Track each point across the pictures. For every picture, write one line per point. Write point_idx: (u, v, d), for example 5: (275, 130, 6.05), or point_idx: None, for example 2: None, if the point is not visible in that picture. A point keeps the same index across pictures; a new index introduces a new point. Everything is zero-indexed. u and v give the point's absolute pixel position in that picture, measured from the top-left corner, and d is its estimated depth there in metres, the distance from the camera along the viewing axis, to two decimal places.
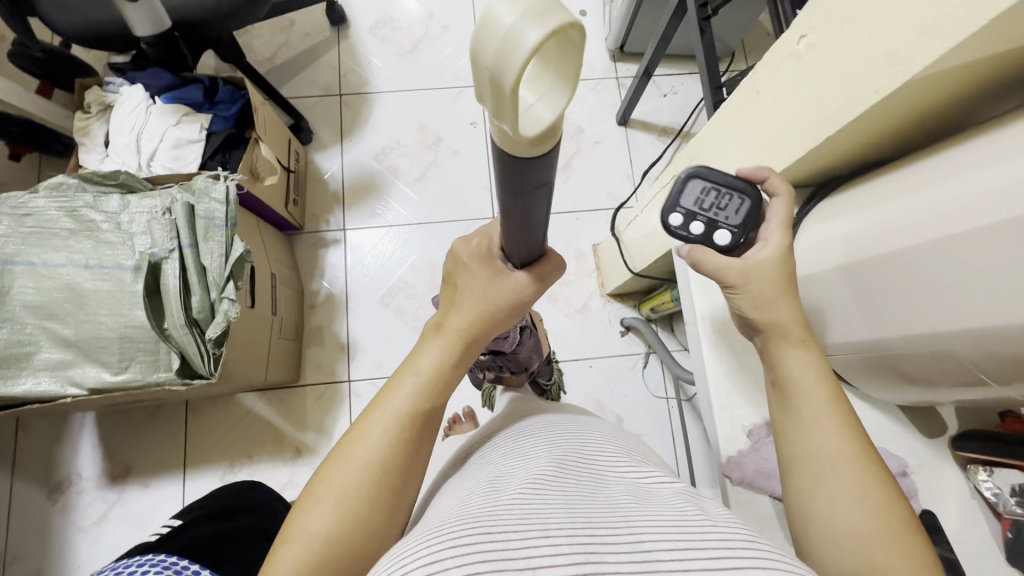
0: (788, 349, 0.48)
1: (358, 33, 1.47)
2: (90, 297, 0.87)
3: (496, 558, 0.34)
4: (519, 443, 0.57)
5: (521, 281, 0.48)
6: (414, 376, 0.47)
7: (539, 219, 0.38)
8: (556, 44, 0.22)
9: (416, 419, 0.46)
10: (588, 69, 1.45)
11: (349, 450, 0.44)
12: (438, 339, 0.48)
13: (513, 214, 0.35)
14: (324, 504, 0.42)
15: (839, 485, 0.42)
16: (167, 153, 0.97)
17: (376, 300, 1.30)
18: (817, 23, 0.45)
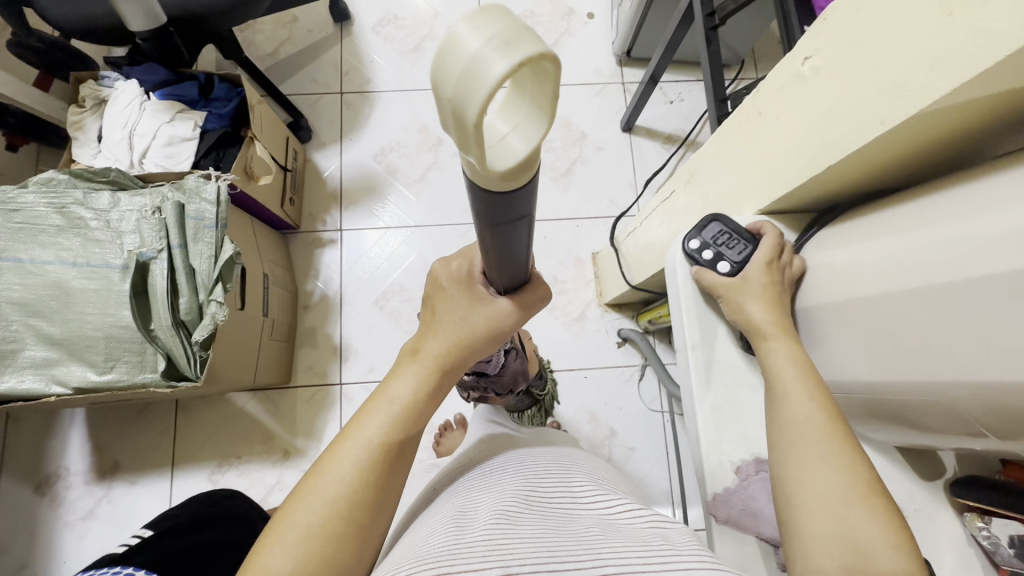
0: (773, 341, 0.49)
1: (362, 30, 1.44)
2: (77, 295, 0.86)
3: None
4: (489, 479, 0.55)
5: (502, 308, 0.46)
6: (387, 405, 0.45)
7: (520, 249, 0.35)
8: (532, 70, 0.20)
9: (388, 450, 0.44)
10: (593, 73, 1.43)
11: (315, 484, 0.42)
12: (414, 367, 0.46)
13: (492, 245, 0.33)
14: (286, 543, 0.40)
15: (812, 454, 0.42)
16: (159, 150, 0.96)
17: (371, 303, 1.29)
18: (823, 45, 0.43)
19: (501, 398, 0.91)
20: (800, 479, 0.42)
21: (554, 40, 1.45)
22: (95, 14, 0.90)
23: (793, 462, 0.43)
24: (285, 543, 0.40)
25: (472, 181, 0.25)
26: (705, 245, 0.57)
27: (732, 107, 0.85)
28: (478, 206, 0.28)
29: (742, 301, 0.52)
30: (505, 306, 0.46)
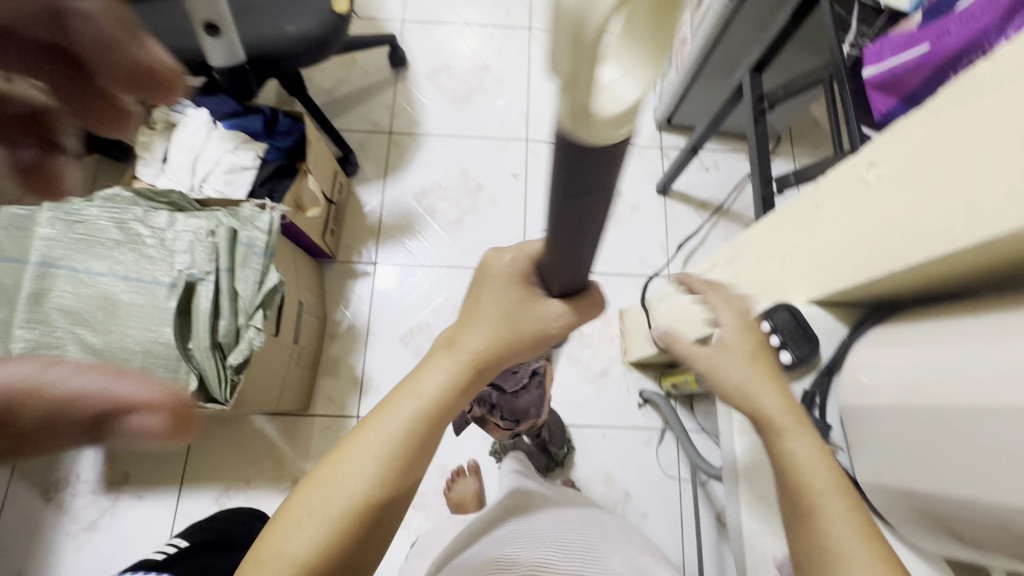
0: (789, 437, 0.47)
1: (416, 76, 1.52)
2: (122, 308, 0.88)
3: None
4: (532, 534, 0.58)
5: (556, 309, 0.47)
6: (414, 400, 0.45)
7: (589, 234, 0.35)
8: (652, 3, 0.19)
9: (406, 450, 0.45)
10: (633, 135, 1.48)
11: (333, 473, 0.43)
12: (446, 361, 0.47)
13: (566, 224, 0.32)
14: (293, 536, 0.41)
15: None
16: (220, 176, 1.00)
17: (397, 338, 1.30)
18: (889, 156, 0.45)
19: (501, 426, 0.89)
20: None
21: None
22: (178, 47, 0.96)
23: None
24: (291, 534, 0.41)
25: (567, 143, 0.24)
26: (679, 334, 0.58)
27: (778, 188, 0.87)
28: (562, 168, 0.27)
29: (730, 369, 0.52)
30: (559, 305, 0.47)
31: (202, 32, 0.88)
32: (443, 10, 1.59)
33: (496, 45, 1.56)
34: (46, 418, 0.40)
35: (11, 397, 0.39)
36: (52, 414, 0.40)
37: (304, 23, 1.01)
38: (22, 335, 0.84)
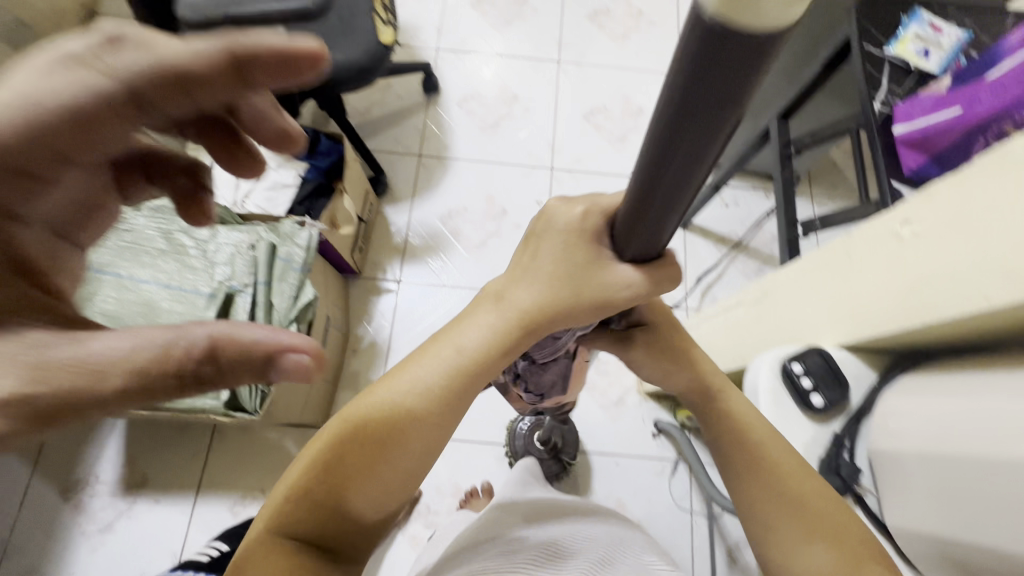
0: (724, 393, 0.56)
1: (447, 103, 1.57)
2: (162, 315, 0.91)
3: None
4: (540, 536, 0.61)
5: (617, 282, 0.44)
6: (454, 352, 0.47)
7: (687, 189, 0.29)
8: None
9: (438, 401, 0.47)
10: None
11: (368, 408, 0.47)
12: (489, 317, 0.47)
13: (667, 161, 0.26)
14: (313, 464, 0.48)
15: (791, 530, 0.50)
16: (262, 193, 1.04)
17: None
18: (924, 214, 0.48)
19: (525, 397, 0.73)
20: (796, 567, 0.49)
21: (620, 135, 1.56)
22: None
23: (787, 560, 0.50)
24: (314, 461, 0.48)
25: (710, 25, 0.18)
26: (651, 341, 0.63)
27: (803, 232, 0.90)
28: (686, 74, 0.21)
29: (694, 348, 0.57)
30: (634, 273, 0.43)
31: None
32: (476, 40, 1.65)
33: (526, 76, 1.62)
34: (236, 362, 0.38)
35: (211, 341, 0.38)
36: (244, 359, 0.38)
37: (350, 51, 1.06)
38: None
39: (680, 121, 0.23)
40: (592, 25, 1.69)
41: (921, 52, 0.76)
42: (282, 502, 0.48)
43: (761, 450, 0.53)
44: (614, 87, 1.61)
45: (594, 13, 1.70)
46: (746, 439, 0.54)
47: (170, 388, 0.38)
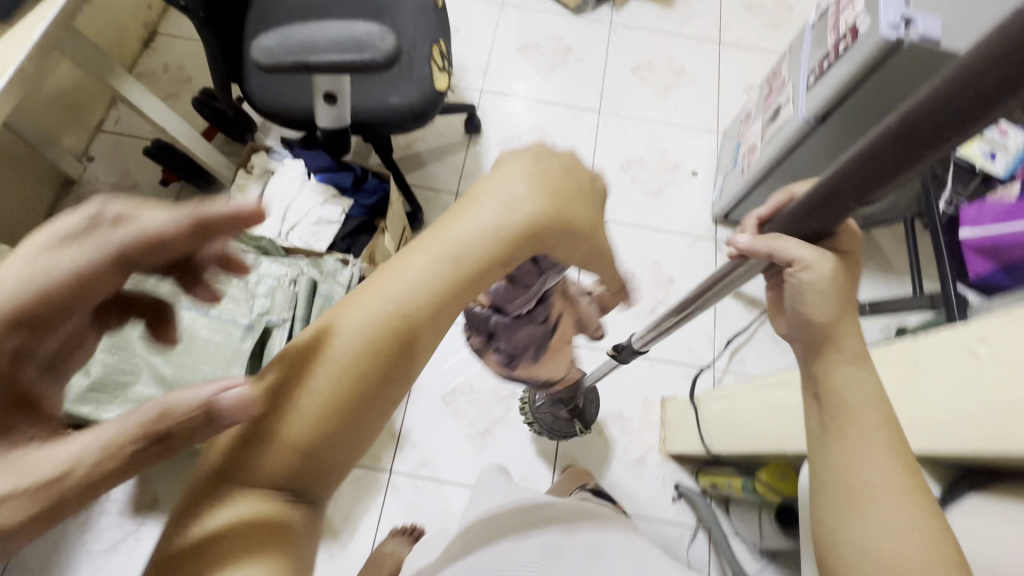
0: (838, 359, 0.52)
1: (488, 143, 1.60)
2: (198, 343, 0.92)
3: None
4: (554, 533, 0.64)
5: (781, 260, 0.50)
6: (472, 225, 0.45)
7: (871, 196, 0.39)
8: None
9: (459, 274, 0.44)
10: (690, 224, 1.52)
11: (383, 296, 0.42)
12: (489, 210, 0.45)
13: (876, 177, 0.37)
14: (293, 396, 0.39)
15: (879, 514, 0.49)
16: (306, 227, 1.05)
17: (438, 397, 1.30)
18: (1006, 337, 0.47)
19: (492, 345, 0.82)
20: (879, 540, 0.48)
21: (656, 188, 1.57)
22: (291, 104, 1.03)
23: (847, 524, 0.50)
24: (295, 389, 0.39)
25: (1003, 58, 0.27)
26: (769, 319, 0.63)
27: None
28: (928, 118, 0.32)
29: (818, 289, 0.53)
30: (804, 253, 0.49)
31: (320, 98, 0.96)
32: (520, 85, 1.69)
33: (566, 123, 1.64)
34: (190, 422, 0.36)
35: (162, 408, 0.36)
36: (198, 415, 0.36)
37: (407, 95, 1.08)
38: (103, 358, 0.88)
39: (900, 150, 0.34)
40: (634, 79, 1.72)
41: (988, 153, 1.03)
42: (244, 453, 0.38)
43: (853, 426, 0.51)
44: (652, 140, 1.63)
45: (637, 67, 1.74)
46: (848, 411, 0.51)
47: (136, 461, 0.36)
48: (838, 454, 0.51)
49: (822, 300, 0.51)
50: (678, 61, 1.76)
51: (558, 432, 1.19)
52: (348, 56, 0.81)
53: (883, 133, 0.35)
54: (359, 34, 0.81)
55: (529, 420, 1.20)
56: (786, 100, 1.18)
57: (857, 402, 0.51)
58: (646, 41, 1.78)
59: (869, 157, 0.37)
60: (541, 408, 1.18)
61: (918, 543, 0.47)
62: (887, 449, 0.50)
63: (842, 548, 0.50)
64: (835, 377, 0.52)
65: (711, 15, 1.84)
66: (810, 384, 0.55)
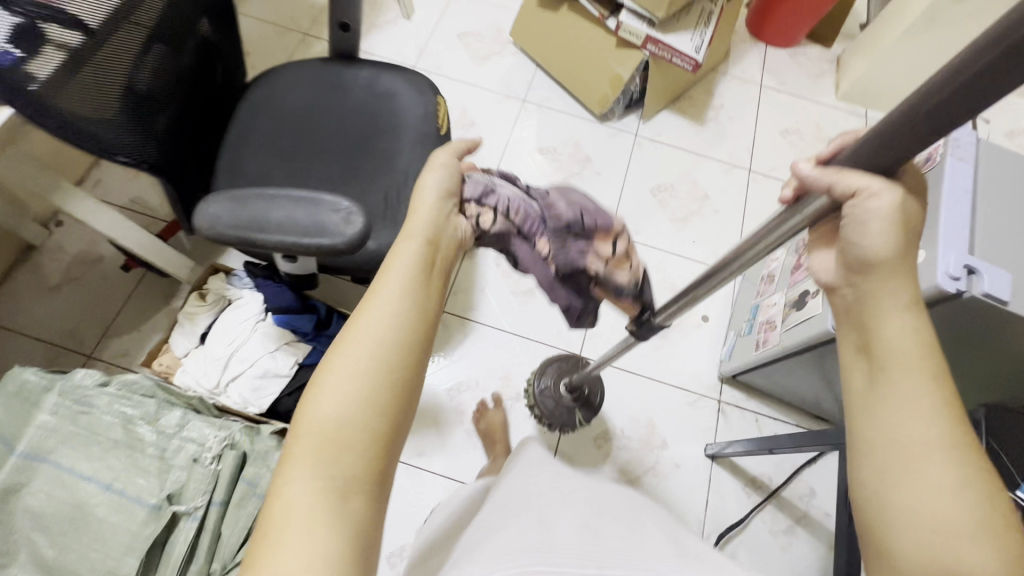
0: (893, 315, 0.54)
1: (484, 257, 1.47)
2: (92, 524, 0.77)
3: (520, 520, 0.61)
4: (558, 493, 0.69)
5: (844, 193, 0.51)
6: (411, 245, 0.60)
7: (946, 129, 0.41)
8: None
9: (416, 282, 0.57)
10: (693, 379, 1.38)
11: (362, 316, 0.53)
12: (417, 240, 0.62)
13: (953, 112, 0.39)
14: (336, 397, 0.47)
15: (931, 475, 0.49)
16: (249, 379, 0.92)
17: (383, 555, 1.16)
18: None
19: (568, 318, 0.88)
20: (923, 501, 0.48)
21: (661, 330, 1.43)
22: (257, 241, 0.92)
23: (900, 482, 0.49)
24: (336, 389, 0.48)
25: None
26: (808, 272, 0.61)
27: None
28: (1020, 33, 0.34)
29: (866, 241, 0.53)
30: (871, 181, 0.50)
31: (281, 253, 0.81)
32: None
33: None
34: None
35: None
36: None
37: (386, 241, 0.96)
38: None
39: (992, 72, 0.37)
40: (653, 200, 1.60)
41: None
42: (302, 449, 0.46)
43: (904, 379, 0.52)
44: (663, 273, 1.50)
45: (658, 187, 1.62)
46: (901, 359, 0.52)
47: None
48: (887, 410, 0.52)
49: (886, 233, 0.52)
50: (703, 185, 1.64)
51: (559, 418, 1.27)
52: (304, 240, 0.69)
53: (976, 49, 0.37)
54: (321, 213, 0.70)
55: (531, 403, 1.29)
56: (815, 290, 1.04)
57: (909, 356, 0.52)
58: (670, 160, 1.66)
59: (952, 82, 0.39)
60: (544, 393, 1.28)
61: (972, 504, 0.47)
62: (941, 403, 0.51)
63: (887, 513, 0.50)
64: (886, 329, 0.54)
65: (744, 139, 1.73)
66: (854, 321, 0.58)
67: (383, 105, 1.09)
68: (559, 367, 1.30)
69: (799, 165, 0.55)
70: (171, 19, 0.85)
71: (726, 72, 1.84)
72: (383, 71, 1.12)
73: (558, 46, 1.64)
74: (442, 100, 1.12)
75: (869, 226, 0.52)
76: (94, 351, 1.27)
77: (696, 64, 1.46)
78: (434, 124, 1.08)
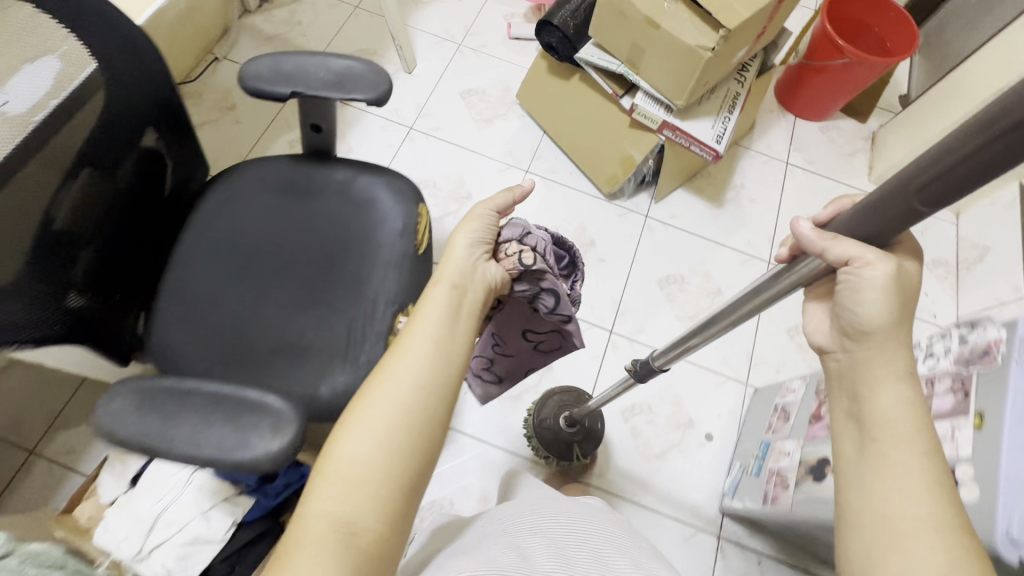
0: (881, 388, 0.57)
1: None
2: None
3: (506, 528, 0.81)
4: (532, 536, 0.78)
5: (838, 261, 0.52)
6: (441, 302, 0.74)
7: (941, 204, 0.43)
8: None
9: (440, 338, 0.71)
10: (690, 509, 1.25)
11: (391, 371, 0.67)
12: (442, 299, 0.75)
13: (953, 185, 0.41)
14: (360, 441, 0.61)
15: (920, 554, 0.51)
16: (175, 547, 0.80)
17: None
18: None
19: (525, 347, 1.02)
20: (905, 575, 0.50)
21: (658, 449, 1.30)
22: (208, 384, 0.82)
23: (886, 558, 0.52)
24: (362, 435, 0.62)
25: None
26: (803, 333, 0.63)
27: None
28: (1014, 119, 0.36)
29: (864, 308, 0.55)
30: (866, 252, 0.51)
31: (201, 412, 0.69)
32: None
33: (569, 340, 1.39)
34: None
35: None
36: None
37: (342, 386, 0.84)
38: None
39: (977, 160, 0.39)
40: (661, 294, 1.46)
41: None
42: (328, 477, 0.60)
43: (894, 451, 0.55)
44: (667, 380, 1.37)
45: (667, 279, 1.48)
46: (892, 431, 0.55)
47: None
48: (875, 484, 0.55)
49: (880, 301, 0.53)
50: (716, 278, 1.49)
51: (555, 452, 1.21)
52: (217, 457, 0.56)
53: (962, 134, 0.40)
54: (245, 419, 0.58)
55: (529, 434, 1.24)
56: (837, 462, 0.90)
57: (896, 425, 0.55)
58: (682, 247, 1.52)
59: (944, 163, 0.41)
60: (544, 425, 1.22)
61: None
62: (929, 482, 0.53)
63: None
64: (879, 399, 0.56)
65: (766, 225, 1.58)
66: (847, 385, 0.60)
67: (358, 215, 0.96)
68: (560, 400, 1.25)
69: (798, 221, 0.54)
70: (104, 140, 0.74)
71: (749, 146, 1.69)
72: (360, 172, 0.99)
73: (567, 116, 1.51)
74: (425, 207, 1.00)
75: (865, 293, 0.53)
76: (38, 446, 1.16)
77: (717, 155, 1.31)
78: (412, 241, 0.95)
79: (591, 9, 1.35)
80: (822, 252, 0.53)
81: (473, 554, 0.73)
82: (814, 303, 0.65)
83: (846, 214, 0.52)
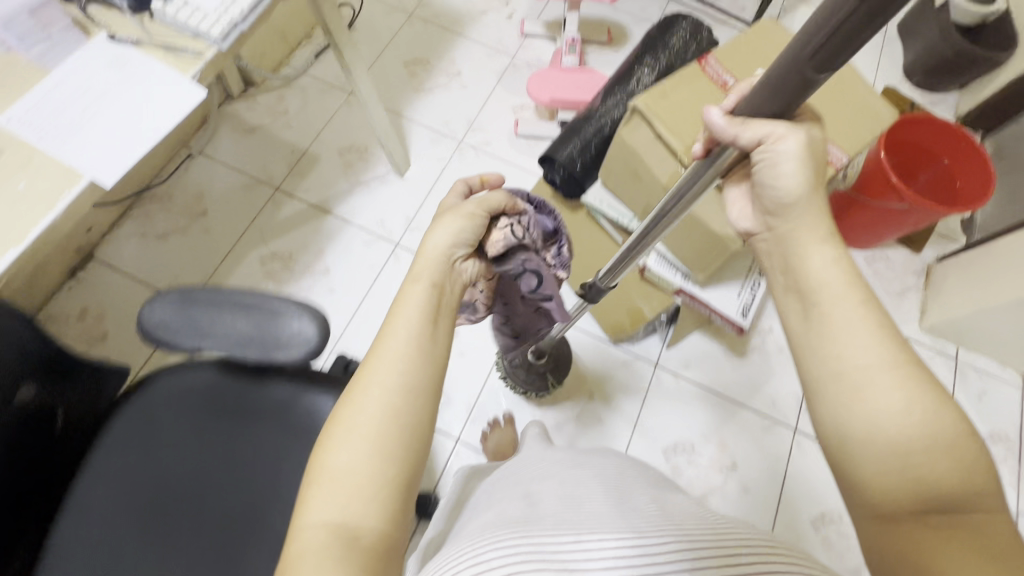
0: (811, 249, 0.58)
1: None
2: None
3: (516, 481, 0.68)
4: (544, 476, 0.65)
5: (752, 143, 0.54)
6: (417, 285, 0.59)
7: (831, 68, 0.42)
8: None
9: (427, 321, 0.56)
10: None
11: (374, 372, 0.52)
12: (422, 290, 0.58)
13: (839, 46, 0.40)
14: (350, 443, 0.50)
15: (878, 397, 0.51)
16: None
17: None
18: None
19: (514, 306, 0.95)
20: (878, 428, 0.50)
21: None
22: None
23: (851, 421, 0.52)
24: (354, 443, 0.50)
25: None
26: (730, 220, 0.66)
27: None
28: None
29: (781, 183, 0.57)
30: (776, 127, 0.53)
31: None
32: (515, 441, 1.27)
33: None
34: None
35: None
36: None
37: None
38: None
39: (853, 24, 0.38)
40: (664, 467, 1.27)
41: None
42: (322, 490, 0.48)
43: (836, 311, 0.55)
44: None
45: (672, 448, 1.28)
46: (827, 290, 0.56)
47: None
48: (828, 343, 0.55)
49: (796, 173, 0.56)
50: (731, 447, 1.29)
51: (531, 387, 1.24)
52: None
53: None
54: None
55: (502, 375, 1.26)
56: None
57: (832, 287, 0.56)
58: (696, 409, 1.32)
59: (836, 20, 0.39)
60: (516, 365, 1.23)
61: (919, 417, 0.50)
62: (877, 334, 0.53)
63: (850, 446, 0.52)
64: (811, 260, 0.58)
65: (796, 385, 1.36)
66: (778, 260, 0.61)
67: (299, 445, 0.80)
68: None
69: (710, 111, 0.55)
70: None
71: None
72: (307, 388, 0.82)
73: None
74: None
75: (781, 166, 0.56)
76: None
77: (741, 329, 1.12)
78: None
79: (603, 144, 1.18)
80: (736, 139, 0.54)
81: (489, 510, 0.61)
82: (734, 187, 0.67)
83: (745, 97, 0.53)
